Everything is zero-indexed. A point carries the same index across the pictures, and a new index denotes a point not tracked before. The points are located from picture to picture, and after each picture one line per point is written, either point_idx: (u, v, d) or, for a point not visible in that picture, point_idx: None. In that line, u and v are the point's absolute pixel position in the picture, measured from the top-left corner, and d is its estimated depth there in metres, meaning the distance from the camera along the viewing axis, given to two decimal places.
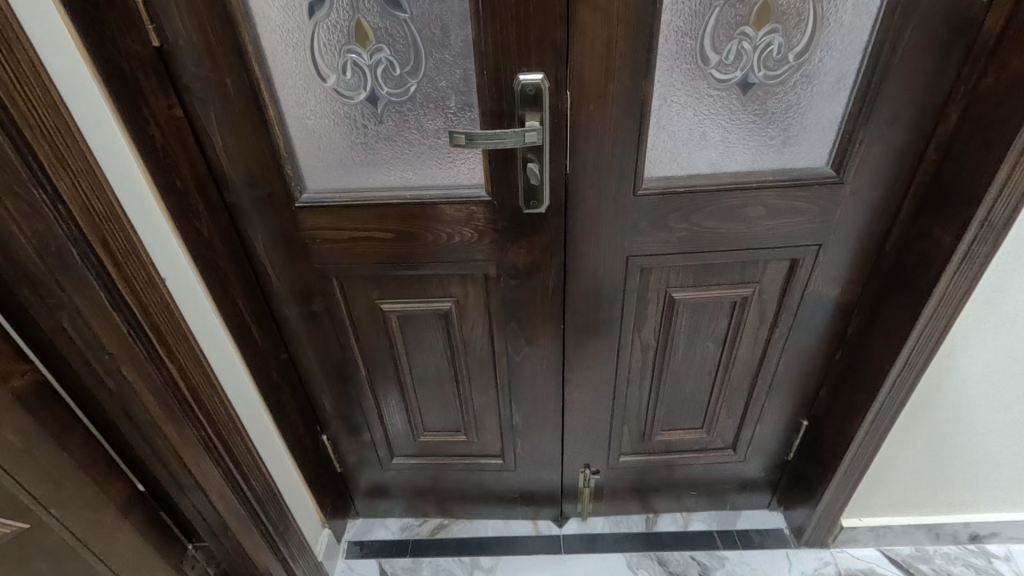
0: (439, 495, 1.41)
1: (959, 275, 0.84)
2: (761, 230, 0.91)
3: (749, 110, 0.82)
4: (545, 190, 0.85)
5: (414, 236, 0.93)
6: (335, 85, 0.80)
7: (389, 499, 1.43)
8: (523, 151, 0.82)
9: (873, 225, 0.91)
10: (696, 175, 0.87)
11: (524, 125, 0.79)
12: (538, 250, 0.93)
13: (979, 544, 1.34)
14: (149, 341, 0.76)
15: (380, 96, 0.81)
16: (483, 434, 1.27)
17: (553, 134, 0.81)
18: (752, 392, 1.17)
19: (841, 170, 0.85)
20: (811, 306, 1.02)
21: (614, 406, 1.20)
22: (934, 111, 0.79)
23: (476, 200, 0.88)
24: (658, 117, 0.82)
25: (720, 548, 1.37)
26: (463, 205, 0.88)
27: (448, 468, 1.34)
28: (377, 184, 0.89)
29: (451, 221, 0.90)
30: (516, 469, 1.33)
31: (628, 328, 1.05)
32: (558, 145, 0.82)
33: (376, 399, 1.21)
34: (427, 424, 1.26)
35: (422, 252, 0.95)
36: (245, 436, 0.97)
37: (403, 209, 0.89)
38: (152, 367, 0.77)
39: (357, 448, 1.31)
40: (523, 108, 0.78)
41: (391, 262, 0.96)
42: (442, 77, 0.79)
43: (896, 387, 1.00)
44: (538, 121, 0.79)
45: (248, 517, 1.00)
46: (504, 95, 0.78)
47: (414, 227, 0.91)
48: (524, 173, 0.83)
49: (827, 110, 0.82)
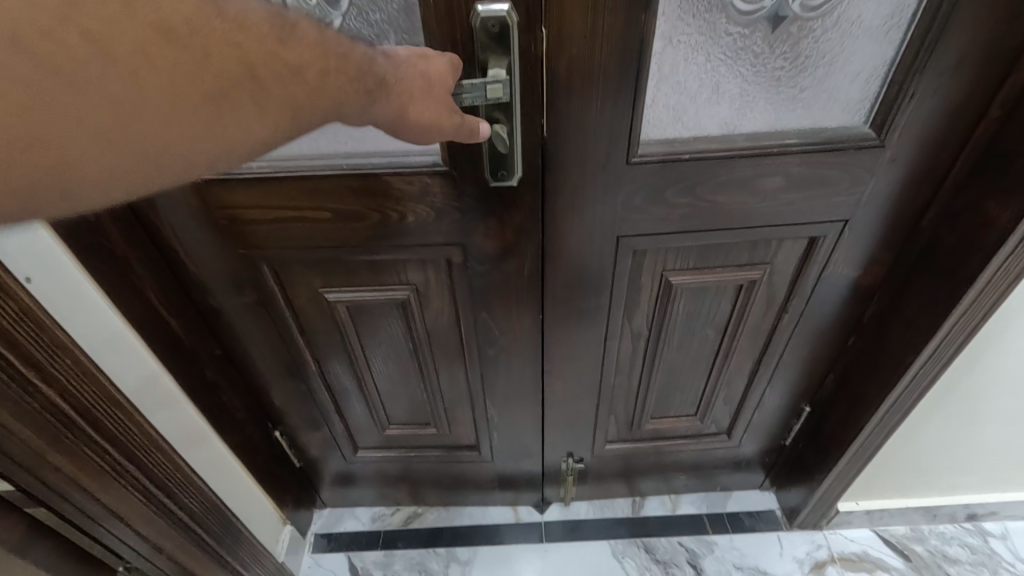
0: (412, 485, 1.31)
1: (1014, 258, 0.70)
2: (778, 205, 0.75)
3: (778, 53, 0.64)
4: (516, 161, 0.68)
5: (358, 215, 0.76)
6: None
7: (357, 490, 1.33)
8: (487, 110, 0.64)
9: (910, 197, 0.76)
10: (704, 137, 0.70)
11: (486, 75, 0.60)
12: (511, 230, 0.77)
13: (975, 523, 1.28)
14: (7, 363, 0.60)
15: None
16: (455, 426, 1.15)
17: (526, 87, 0.63)
18: (753, 378, 1.06)
19: (882, 131, 0.68)
20: (826, 289, 0.88)
21: (600, 396, 1.07)
22: (1010, 54, 0.62)
23: (429, 170, 0.71)
24: (660, 63, 0.64)
25: (710, 533, 1.30)
26: (414, 176, 0.72)
27: (419, 459, 1.23)
28: (304, 148, 0.72)
29: (403, 196, 0.74)
30: (494, 459, 1.22)
31: (617, 315, 0.90)
32: (532, 101, 0.64)
33: (333, 392, 1.07)
34: (392, 416, 1.13)
35: (370, 234, 0.78)
36: (167, 449, 0.84)
37: (339, 181, 0.73)
38: (19, 394, 0.61)
39: (317, 442, 1.19)
40: (485, 52, 0.60)
41: (335, 244, 0.80)
42: (375, 8, 0.59)
43: (918, 378, 0.89)
44: (504, 71, 0.60)
45: (184, 537, 0.88)
46: (459, 34, 0.59)
47: (356, 203, 0.75)
48: (489, 138, 0.66)
49: (872, 54, 0.64)
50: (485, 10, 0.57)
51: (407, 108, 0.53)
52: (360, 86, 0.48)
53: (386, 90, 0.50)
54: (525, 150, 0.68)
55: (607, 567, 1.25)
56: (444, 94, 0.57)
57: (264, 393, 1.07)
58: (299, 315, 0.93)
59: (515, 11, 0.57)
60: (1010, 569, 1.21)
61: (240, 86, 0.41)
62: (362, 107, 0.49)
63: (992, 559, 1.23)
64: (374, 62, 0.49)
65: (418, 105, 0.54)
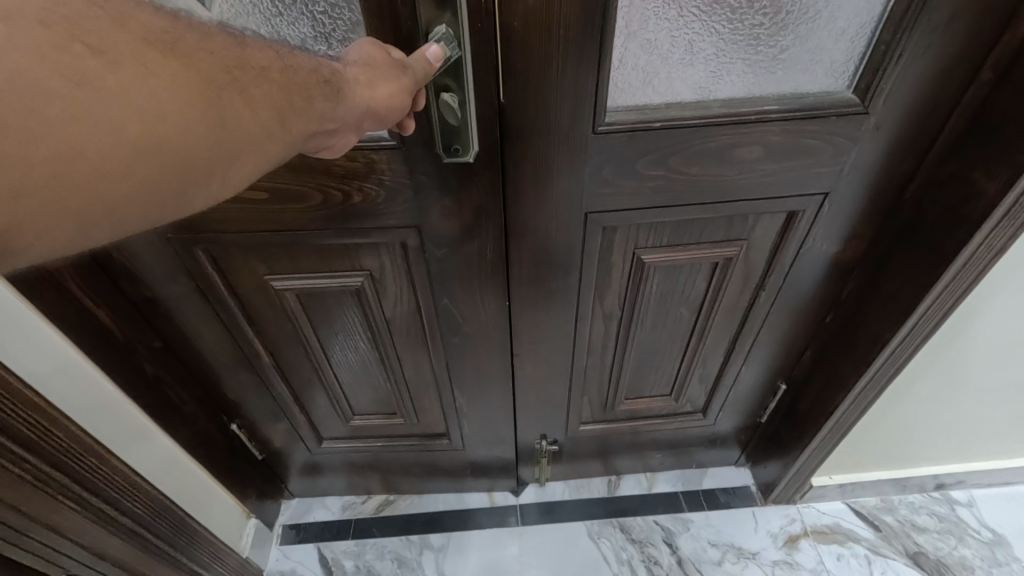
0: (383, 474, 1.27)
1: (998, 231, 0.67)
2: (756, 177, 0.70)
3: (757, 8, 0.58)
4: (471, 133, 0.62)
5: (299, 195, 0.69)
6: None
7: (326, 480, 1.28)
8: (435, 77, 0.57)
9: (894, 167, 0.71)
10: (677, 103, 0.64)
11: (431, 35, 0.54)
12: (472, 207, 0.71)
13: (943, 492, 1.30)
14: None
15: None
16: (423, 415, 1.10)
17: (478, 47, 0.56)
18: (729, 356, 1.02)
19: (867, 97, 0.63)
20: (805, 265, 0.85)
21: (572, 379, 1.03)
22: (1006, 8, 0.57)
23: (377, 145, 0.64)
24: (628, 18, 0.57)
25: (685, 510, 1.29)
26: (359, 151, 0.65)
27: (388, 449, 1.18)
28: None
29: (346, 175, 0.67)
30: (467, 447, 1.19)
31: (588, 296, 0.86)
32: (484, 64, 0.57)
33: (290, 384, 1.01)
34: (356, 407, 1.09)
35: (313, 218, 0.72)
36: (109, 457, 0.78)
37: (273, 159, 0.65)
38: None
39: (278, 433, 1.13)
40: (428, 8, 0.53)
41: (275, 229, 0.73)
42: None
43: (895, 355, 0.86)
44: (451, 30, 0.54)
45: (134, 544, 0.83)
46: None
47: (295, 183, 0.68)
48: (437, 109, 0.59)
49: (858, 10, 0.59)
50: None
51: (375, 96, 0.48)
52: (322, 79, 0.44)
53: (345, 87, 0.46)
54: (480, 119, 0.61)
55: (582, 547, 1.24)
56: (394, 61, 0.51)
57: (217, 386, 1.00)
58: (245, 306, 0.86)
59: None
60: (976, 536, 1.23)
61: (224, 88, 0.37)
62: (330, 100, 0.44)
63: (959, 526, 1.25)
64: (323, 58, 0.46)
65: (377, 89, 0.48)
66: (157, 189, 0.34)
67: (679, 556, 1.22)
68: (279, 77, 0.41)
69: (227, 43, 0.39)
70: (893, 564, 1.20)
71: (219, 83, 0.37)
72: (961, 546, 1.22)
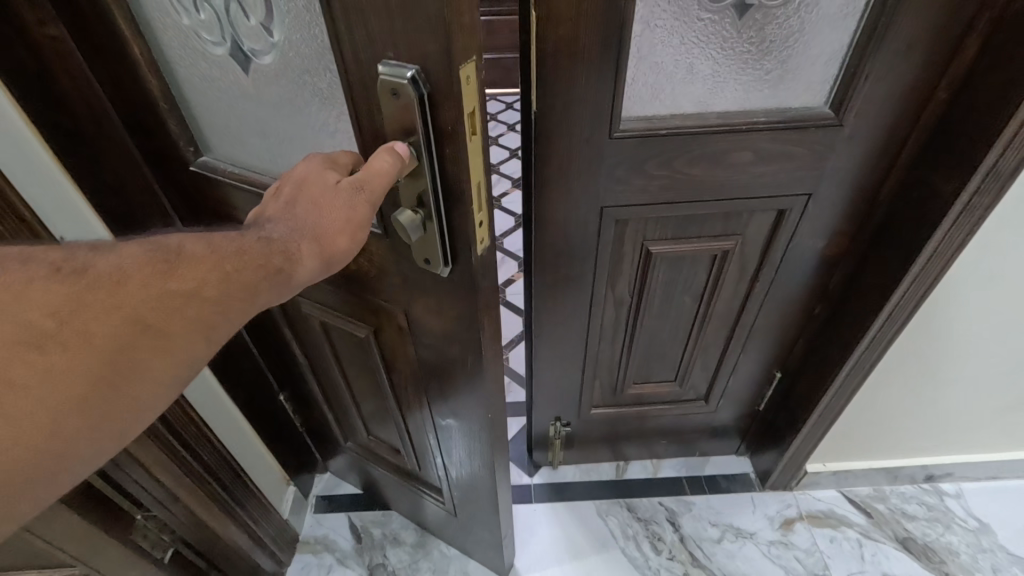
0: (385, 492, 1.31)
1: (956, 226, 0.78)
2: (748, 178, 0.82)
3: (745, 38, 0.70)
4: (436, 247, 0.62)
5: None
6: (193, 27, 0.64)
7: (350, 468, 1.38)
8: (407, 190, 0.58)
9: (868, 172, 0.83)
10: (680, 114, 0.77)
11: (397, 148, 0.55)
12: (460, 309, 0.71)
13: (933, 483, 1.38)
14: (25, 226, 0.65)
15: (244, 51, 0.63)
16: (423, 463, 1.12)
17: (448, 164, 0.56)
18: (728, 343, 1.13)
19: (840, 111, 0.75)
20: (795, 259, 0.96)
21: (586, 362, 1.14)
22: (952, 41, 0.69)
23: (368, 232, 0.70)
24: (639, 44, 0.70)
25: (688, 493, 1.39)
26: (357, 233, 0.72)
27: (379, 467, 1.24)
28: (265, 160, 0.73)
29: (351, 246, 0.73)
30: (458, 515, 1.16)
31: (601, 283, 0.97)
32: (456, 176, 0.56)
33: (319, 385, 1.11)
34: (371, 429, 1.16)
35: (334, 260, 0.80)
36: (185, 405, 0.91)
37: None
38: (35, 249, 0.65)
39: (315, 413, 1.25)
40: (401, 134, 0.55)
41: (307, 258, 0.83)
42: (301, 41, 0.57)
43: (876, 341, 0.97)
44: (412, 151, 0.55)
45: (199, 487, 0.95)
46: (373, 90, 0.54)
47: None
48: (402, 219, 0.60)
49: (831, 39, 0.71)
50: (384, 75, 0.50)
51: (328, 256, 0.52)
52: (270, 266, 0.48)
53: (291, 261, 0.49)
54: (453, 224, 0.60)
55: (593, 523, 1.34)
56: (348, 214, 0.52)
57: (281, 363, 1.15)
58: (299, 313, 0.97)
59: (417, 82, 0.50)
60: (963, 525, 1.31)
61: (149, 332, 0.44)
62: (280, 280, 0.49)
63: (947, 515, 1.33)
64: (275, 238, 0.50)
65: (331, 242, 0.52)
66: (120, 430, 0.44)
67: (681, 534, 1.31)
68: (212, 292, 0.46)
69: (148, 276, 0.44)
70: (884, 547, 1.28)
71: (144, 331, 0.43)
72: (948, 533, 1.29)
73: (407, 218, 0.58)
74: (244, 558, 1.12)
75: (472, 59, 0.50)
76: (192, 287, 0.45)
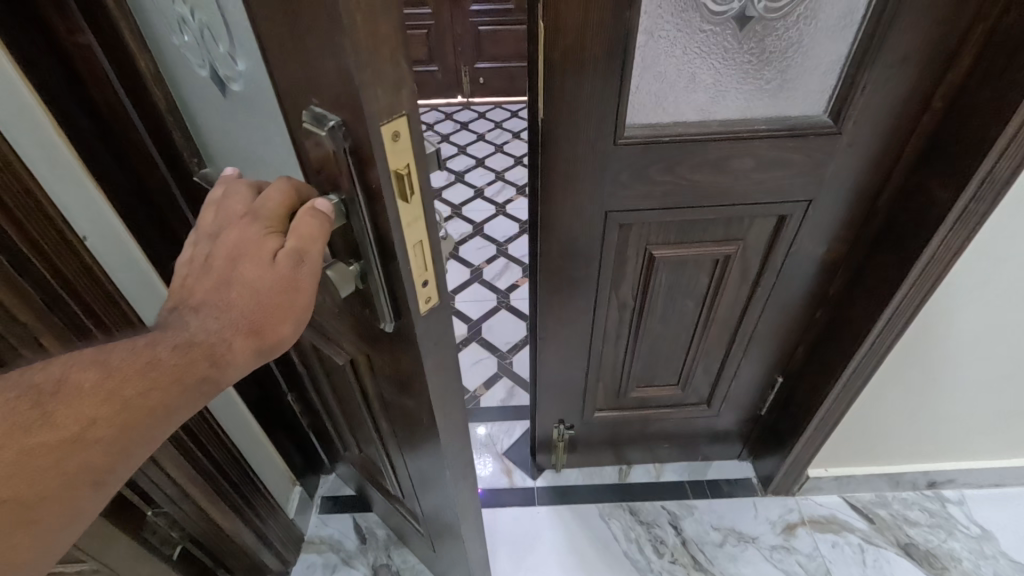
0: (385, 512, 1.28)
1: (954, 232, 0.80)
2: (749, 184, 0.84)
3: (746, 49, 0.73)
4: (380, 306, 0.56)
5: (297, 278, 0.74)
6: (183, 48, 0.61)
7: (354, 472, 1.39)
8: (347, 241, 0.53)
9: (866, 179, 0.85)
10: (683, 122, 0.79)
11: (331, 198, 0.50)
12: (409, 366, 0.63)
13: (935, 490, 1.39)
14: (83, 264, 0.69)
15: (222, 78, 0.58)
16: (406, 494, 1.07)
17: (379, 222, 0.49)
18: (730, 347, 1.14)
19: (839, 120, 0.77)
20: (796, 264, 0.98)
21: (590, 365, 1.16)
22: (948, 52, 0.71)
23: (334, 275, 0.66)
24: (643, 55, 0.72)
25: (690, 497, 1.40)
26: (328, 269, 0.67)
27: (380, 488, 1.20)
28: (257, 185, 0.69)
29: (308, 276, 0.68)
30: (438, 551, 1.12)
31: (605, 286, 0.99)
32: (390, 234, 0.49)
33: (319, 397, 1.10)
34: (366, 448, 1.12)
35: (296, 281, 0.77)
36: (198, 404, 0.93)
37: None
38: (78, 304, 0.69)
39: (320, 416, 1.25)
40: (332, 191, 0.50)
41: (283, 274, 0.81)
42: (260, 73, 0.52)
43: (876, 345, 0.99)
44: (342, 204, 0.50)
45: (209, 485, 0.97)
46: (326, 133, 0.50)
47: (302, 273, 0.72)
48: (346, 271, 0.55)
49: (831, 49, 0.73)
50: (306, 123, 0.45)
51: (270, 341, 0.50)
52: (199, 371, 0.47)
53: (214, 362, 0.47)
54: (396, 287, 0.53)
55: (595, 526, 1.35)
56: (288, 295, 0.49)
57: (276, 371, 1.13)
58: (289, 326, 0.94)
59: (337, 133, 0.44)
60: (965, 531, 1.31)
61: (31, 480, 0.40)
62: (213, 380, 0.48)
63: (949, 521, 1.33)
64: (204, 338, 0.47)
65: (275, 326, 0.50)
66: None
67: (684, 537, 1.32)
68: (100, 432, 0.43)
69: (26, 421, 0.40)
70: (886, 552, 1.28)
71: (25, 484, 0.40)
72: (950, 539, 1.30)
73: (339, 274, 0.53)
74: (251, 557, 1.14)
75: (400, 115, 0.43)
76: (74, 432, 0.42)
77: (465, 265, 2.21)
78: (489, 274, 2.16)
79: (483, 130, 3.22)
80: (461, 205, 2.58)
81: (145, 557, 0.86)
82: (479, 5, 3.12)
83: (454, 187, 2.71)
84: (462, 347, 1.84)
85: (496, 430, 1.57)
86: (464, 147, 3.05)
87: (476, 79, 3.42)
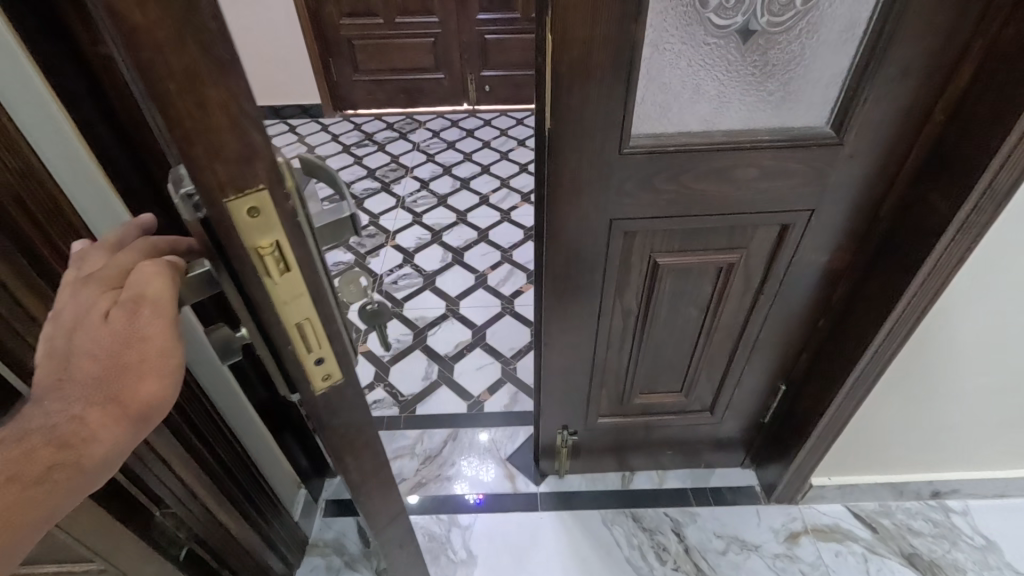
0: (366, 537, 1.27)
1: (955, 242, 0.81)
2: (753, 193, 0.85)
3: (749, 61, 0.74)
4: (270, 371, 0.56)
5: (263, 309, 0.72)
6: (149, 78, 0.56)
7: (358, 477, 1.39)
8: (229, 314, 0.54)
9: (868, 189, 0.86)
10: (687, 132, 0.80)
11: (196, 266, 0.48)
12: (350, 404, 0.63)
13: (939, 500, 1.38)
14: None
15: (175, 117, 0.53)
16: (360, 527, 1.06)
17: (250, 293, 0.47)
18: (733, 354, 1.15)
19: (840, 131, 0.79)
20: (798, 273, 0.99)
21: (593, 370, 1.17)
22: (948, 64, 0.72)
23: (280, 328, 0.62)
24: (649, 67, 0.73)
25: (693, 505, 1.40)
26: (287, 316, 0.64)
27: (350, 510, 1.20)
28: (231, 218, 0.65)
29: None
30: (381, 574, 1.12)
31: (610, 293, 1.00)
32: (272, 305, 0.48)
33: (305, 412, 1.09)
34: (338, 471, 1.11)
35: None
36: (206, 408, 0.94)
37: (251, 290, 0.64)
38: None
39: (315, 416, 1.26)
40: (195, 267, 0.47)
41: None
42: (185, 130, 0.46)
43: (880, 353, 0.99)
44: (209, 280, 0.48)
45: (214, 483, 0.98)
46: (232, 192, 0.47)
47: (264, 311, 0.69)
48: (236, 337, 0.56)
49: (833, 63, 0.75)
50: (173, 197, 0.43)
51: (139, 405, 0.44)
52: (62, 460, 0.41)
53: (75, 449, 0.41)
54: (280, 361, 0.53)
55: (598, 533, 1.35)
56: (144, 354, 0.43)
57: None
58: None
59: (190, 201, 0.42)
60: (969, 542, 1.31)
61: None
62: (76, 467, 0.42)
63: (954, 532, 1.33)
64: (49, 426, 0.41)
65: (140, 387, 0.43)
66: None
67: (686, 544, 1.32)
68: None
69: None
70: (889, 562, 1.28)
71: None
72: (954, 550, 1.29)
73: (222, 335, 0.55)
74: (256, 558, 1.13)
75: (253, 190, 0.41)
76: None
77: (471, 271, 2.23)
78: (494, 280, 2.17)
79: (489, 137, 3.25)
80: (467, 211, 2.60)
81: (155, 558, 0.87)
82: (486, 15, 3.17)
83: (460, 193, 2.74)
84: (467, 353, 1.85)
85: (499, 435, 1.58)
86: (470, 154, 3.08)
87: (482, 87, 3.46)
